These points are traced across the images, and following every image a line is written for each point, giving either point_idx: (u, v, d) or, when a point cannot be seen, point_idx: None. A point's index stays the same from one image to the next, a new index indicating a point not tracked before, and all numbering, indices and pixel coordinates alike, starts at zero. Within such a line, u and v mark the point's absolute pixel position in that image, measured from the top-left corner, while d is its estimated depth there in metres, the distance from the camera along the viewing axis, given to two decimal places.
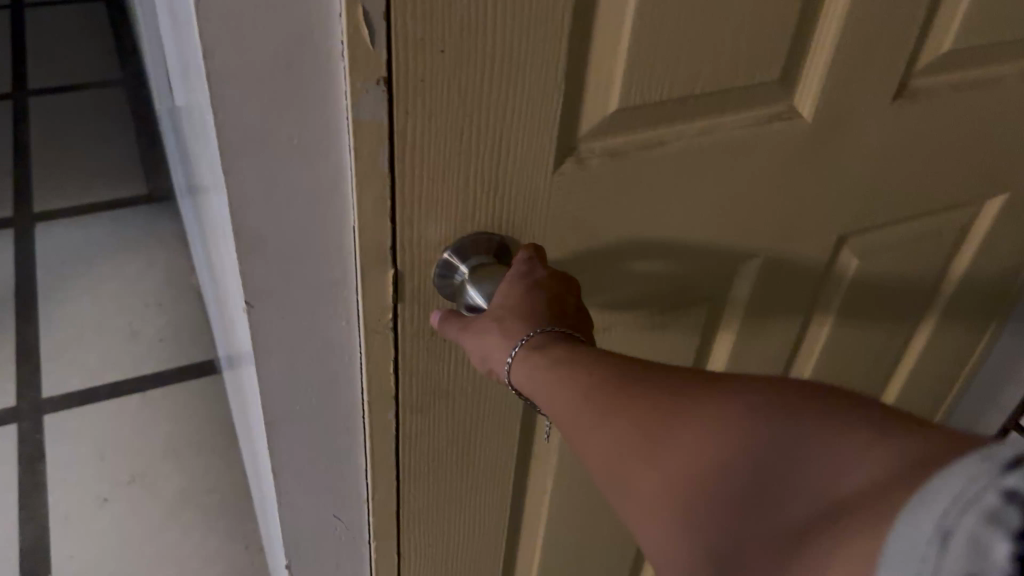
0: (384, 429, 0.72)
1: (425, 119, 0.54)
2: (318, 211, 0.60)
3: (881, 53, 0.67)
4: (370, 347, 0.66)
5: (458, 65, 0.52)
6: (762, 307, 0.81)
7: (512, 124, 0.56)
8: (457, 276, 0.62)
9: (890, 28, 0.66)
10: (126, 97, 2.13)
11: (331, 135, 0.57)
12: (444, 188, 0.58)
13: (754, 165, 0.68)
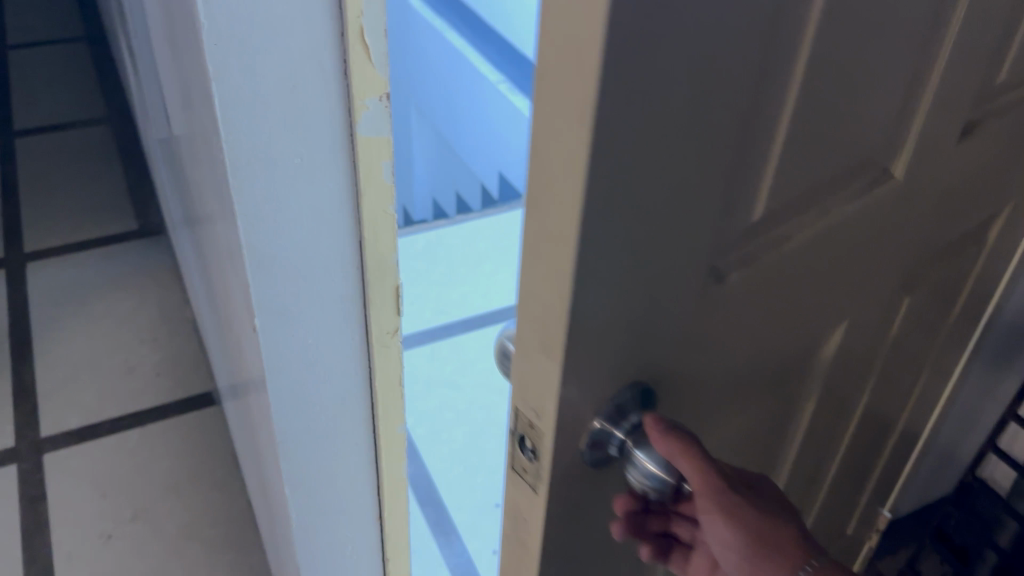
0: (391, 433, 0.70)
1: (597, 282, 0.37)
2: (328, 235, 0.56)
3: (959, 89, 0.57)
4: (376, 358, 0.64)
5: (632, 208, 0.36)
6: (836, 371, 0.71)
7: (671, 258, 0.41)
8: (616, 444, 0.44)
9: (970, 65, 0.56)
10: (114, 132, 2.11)
11: (338, 155, 0.52)
12: (601, 361, 0.41)
13: (858, 233, 0.57)
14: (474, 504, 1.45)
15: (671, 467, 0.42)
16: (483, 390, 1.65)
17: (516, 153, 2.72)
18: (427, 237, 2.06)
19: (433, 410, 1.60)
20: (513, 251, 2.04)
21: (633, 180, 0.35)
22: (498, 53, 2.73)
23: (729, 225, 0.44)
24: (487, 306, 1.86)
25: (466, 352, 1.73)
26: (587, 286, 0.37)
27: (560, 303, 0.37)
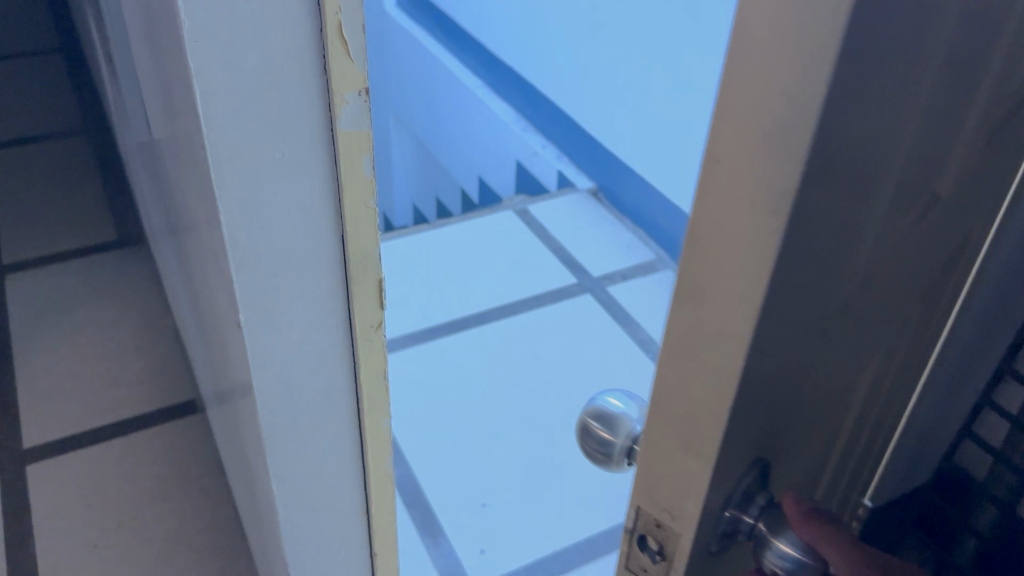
0: (375, 424, 0.70)
1: (759, 351, 0.37)
2: (309, 228, 0.56)
3: None
4: (358, 350, 0.64)
5: (795, 273, 0.36)
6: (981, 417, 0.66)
7: (824, 312, 0.39)
8: (750, 530, 0.44)
9: None
10: (92, 142, 2.10)
11: (318, 149, 0.53)
12: (755, 420, 0.41)
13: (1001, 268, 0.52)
14: (460, 504, 1.46)
15: (812, 551, 0.43)
16: (466, 392, 1.67)
17: (494, 158, 2.74)
18: (408, 241, 2.08)
19: (416, 412, 1.61)
20: (493, 254, 2.05)
21: (797, 245, 0.34)
22: (475, 60, 2.75)
23: (871, 280, 0.41)
24: (468, 309, 1.87)
25: (449, 354, 1.75)
26: (753, 352, 0.37)
27: (728, 371, 0.38)
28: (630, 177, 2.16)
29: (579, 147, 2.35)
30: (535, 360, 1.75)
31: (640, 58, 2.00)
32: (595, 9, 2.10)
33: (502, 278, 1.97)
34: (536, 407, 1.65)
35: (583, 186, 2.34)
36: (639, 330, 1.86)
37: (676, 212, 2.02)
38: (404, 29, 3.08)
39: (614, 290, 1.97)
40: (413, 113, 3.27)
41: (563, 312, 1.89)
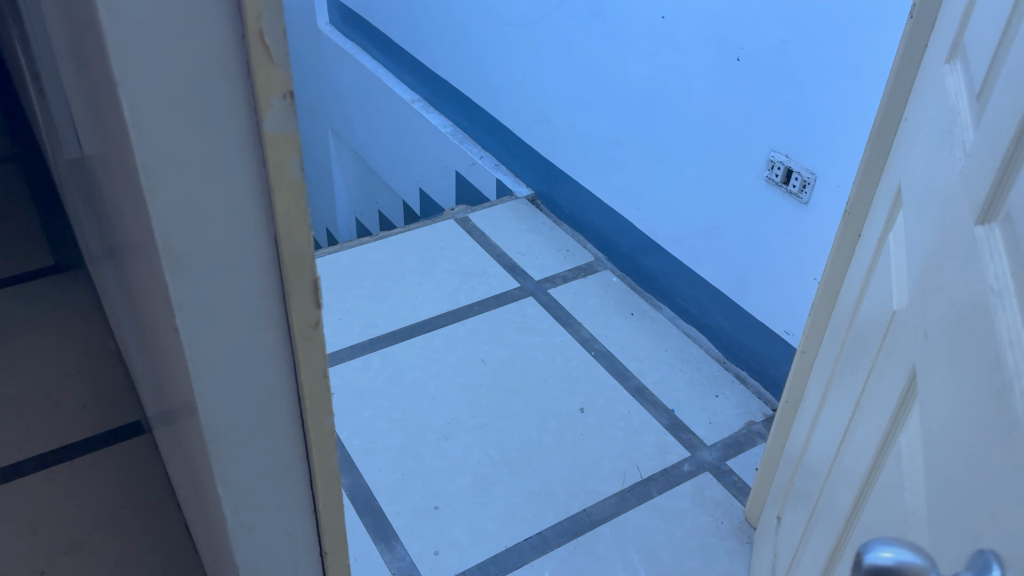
0: (321, 423, 0.70)
1: None
2: (241, 228, 0.56)
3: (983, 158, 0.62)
4: (297, 350, 0.64)
5: None
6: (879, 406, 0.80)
7: None
8: None
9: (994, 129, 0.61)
10: (21, 169, 2.07)
11: (246, 150, 0.53)
12: None
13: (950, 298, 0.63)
14: (413, 507, 1.47)
15: None
16: (415, 398, 1.68)
17: (433, 169, 2.77)
18: (351, 254, 2.09)
19: (367, 420, 1.63)
20: (436, 263, 2.08)
21: None
22: (410, 74, 2.79)
23: None
24: (414, 317, 1.89)
25: (397, 363, 1.76)
26: None
27: None
28: (566, 182, 2.21)
29: (516, 155, 2.39)
30: (481, 364, 1.78)
31: (569, 65, 2.05)
32: (523, 20, 2.15)
33: (446, 285, 2.00)
34: (483, 410, 1.67)
35: (521, 193, 2.38)
36: (582, 329, 1.90)
37: (612, 213, 2.07)
38: (338, 46, 3.10)
39: (556, 292, 2.01)
40: (351, 129, 3.28)
41: (506, 315, 1.92)
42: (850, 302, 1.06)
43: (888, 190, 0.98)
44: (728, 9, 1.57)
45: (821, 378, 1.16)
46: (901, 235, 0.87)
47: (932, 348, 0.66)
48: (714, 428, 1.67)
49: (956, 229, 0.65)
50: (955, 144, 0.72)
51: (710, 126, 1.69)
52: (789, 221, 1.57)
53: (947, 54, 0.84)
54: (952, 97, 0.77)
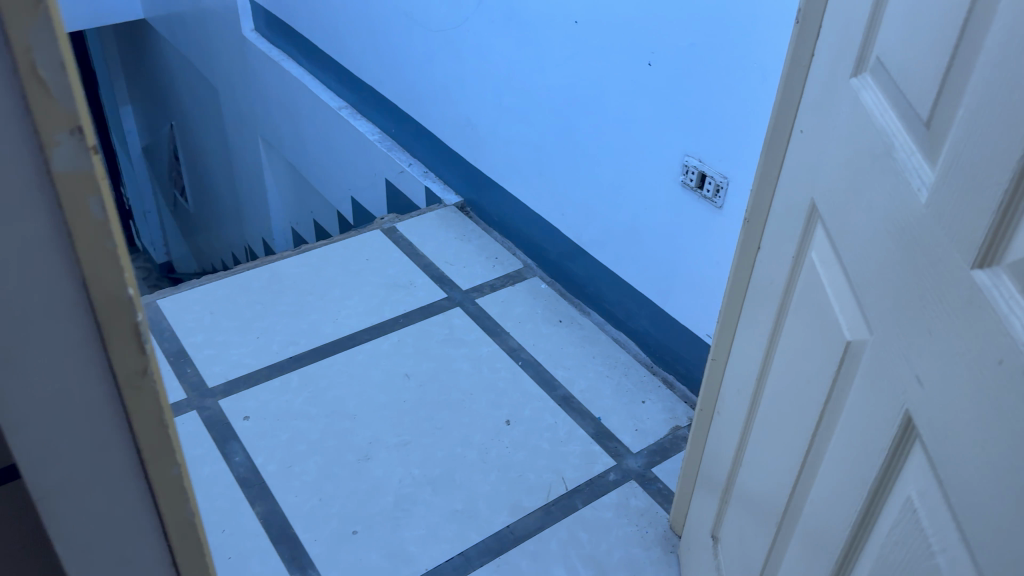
0: (186, 512, 0.58)
1: None
2: (44, 287, 0.45)
3: (967, 196, 0.58)
4: (138, 431, 0.53)
5: None
6: (855, 443, 0.75)
7: None
8: None
9: (975, 166, 0.57)
10: None
11: (34, 192, 0.42)
12: None
13: (952, 346, 0.58)
14: (331, 532, 1.43)
15: None
16: (335, 418, 1.63)
17: (364, 178, 2.71)
18: (272, 268, 2.02)
19: (285, 442, 1.58)
20: (361, 275, 2.02)
21: None
22: (337, 81, 2.73)
23: None
24: (336, 332, 1.84)
25: (317, 381, 1.71)
26: None
27: None
28: (494, 189, 2.18)
29: (444, 162, 2.35)
30: (405, 379, 1.73)
31: (490, 71, 2.01)
32: (443, 25, 2.12)
33: (371, 298, 1.95)
34: (405, 426, 1.63)
35: (449, 201, 2.34)
36: (509, 338, 1.87)
37: (539, 219, 2.04)
38: (264, 54, 3.03)
39: (483, 301, 1.97)
40: (281, 138, 3.21)
41: (432, 327, 1.88)
42: (768, 313, 1.03)
43: (795, 200, 0.95)
44: (638, 14, 1.55)
45: (741, 388, 1.14)
46: (833, 259, 0.83)
47: (931, 400, 0.61)
48: (640, 434, 1.66)
49: (940, 269, 0.61)
50: (906, 172, 0.68)
51: (630, 132, 1.68)
52: (707, 225, 1.56)
53: (851, 64, 0.82)
54: (880, 114, 0.74)
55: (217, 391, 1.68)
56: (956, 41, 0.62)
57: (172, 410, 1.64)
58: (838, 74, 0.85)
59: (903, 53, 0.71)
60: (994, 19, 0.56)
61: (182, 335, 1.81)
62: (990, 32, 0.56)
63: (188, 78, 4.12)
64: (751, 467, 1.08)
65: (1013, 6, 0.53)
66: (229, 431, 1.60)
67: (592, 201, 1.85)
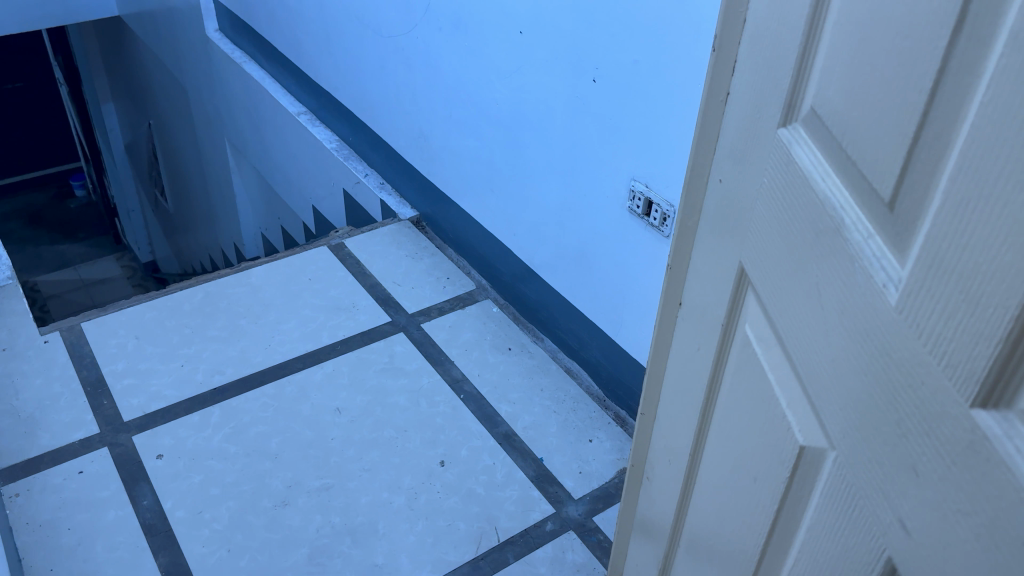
0: None
1: None
2: None
3: (956, 309, 0.45)
4: None
5: None
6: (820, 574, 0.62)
7: None
8: None
9: (965, 273, 0.44)
10: None
11: None
12: None
13: (951, 499, 0.46)
14: None
15: None
16: (254, 458, 1.52)
17: (324, 187, 2.59)
18: (207, 288, 1.91)
19: (198, 486, 1.47)
20: (301, 296, 1.90)
21: None
22: (296, 85, 2.62)
23: None
24: (266, 361, 1.72)
25: (239, 416, 1.59)
26: None
27: None
28: (450, 204, 2.06)
29: (400, 173, 2.24)
30: (335, 414, 1.61)
31: (440, 82, 1.89)
32: (393, 31, 1.99)
33: (308, 323, 1.83)
34: (330, 468, 1.51)
35: (404, 215, 2.22)
36: (452, 368, 1.74)
37: (493, 238, 1.94)
38: (227, 55, 2.91)
39: (429, 327, 1.85)
40: (246, 142, 3.10)
41: (371, 356, 1.75)
42: (694, 379, 0.91)
43: (719, 259, 0.82)
44: (582, 26, 1.43)
45: (672, 455, 1.02)
46: (772, 338, 0.70)
47: (928, 559, 0.48)
48: (584, 477, 1.53)
49: (923, 397, 0.48)
50: (861, 259, 0.55)
51: (578, 151, 1.57)
52: (654, 254, 1.47)
53: (774, 112, 0.68)
54: (823, 179, 0.61)
55: (132, 425, 1.57)
56: (922, 107, 0.48)
57: (82, 446, 1.53)
58: (756, 118, 0.72)
59: (840, 107, 0.58)
60: (979, 84, 0.43)
61: (103, 363, 1.70)
62: (974, 102, 0.43)
63: (163, 77, 4.00)
64: (693, 548, 0.95)
65: (1004, 70, 0.40)
66: (139, 471, 1.49)
67: (547, 222, 1.73)
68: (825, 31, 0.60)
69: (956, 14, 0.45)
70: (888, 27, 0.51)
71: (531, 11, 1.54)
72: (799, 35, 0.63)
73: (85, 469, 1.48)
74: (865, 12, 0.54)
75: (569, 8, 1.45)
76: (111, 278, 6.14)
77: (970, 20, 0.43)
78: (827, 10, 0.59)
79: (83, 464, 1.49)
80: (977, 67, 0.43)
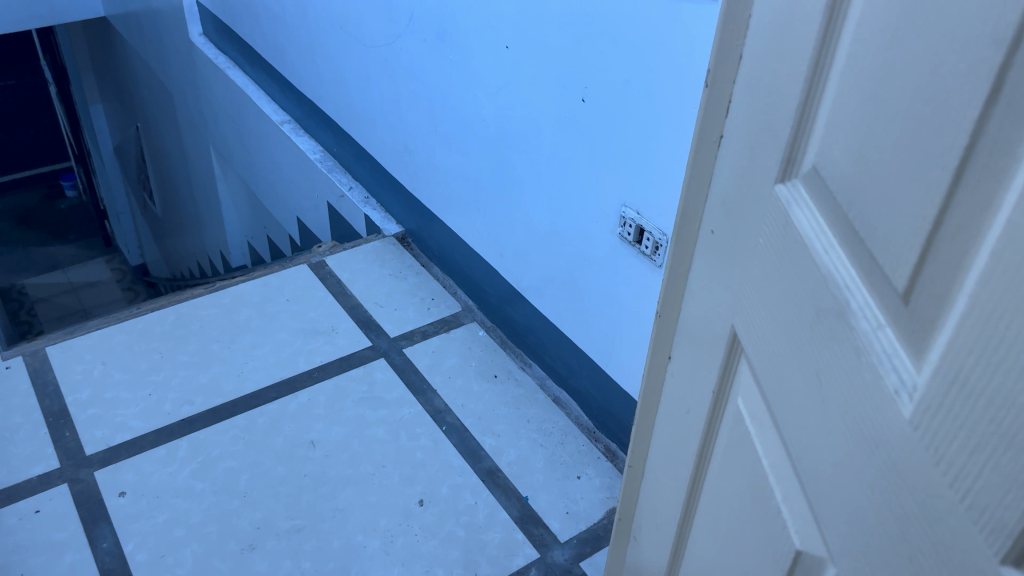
0: None
1: None
2: None
3: (985, 444, 0.37)
4: None
5: None
6: None
7: None
8: None
9: (998, 401, 0.36)
10: None
11: None
12: None
13: None
14: None
15: None
16: (222, 496, 1.44)
17: (308, 198, 2.51)
18: (179, 309, 1.82)
19: (161, 526, 1.39)
20: (277, 318, 1.82)
21: None
22: (280, 93, 2.53)
23: None
24: (239, 389, 1.64)
25: (207, 450, 1.51)
26: None
27: None
28: (436, 221, 1.98)
29: (385, 187, 2.15)
30: (310, 448, 1.53)
31: (424, 95, 1.81)
32: (376, 40, 1.91)
33: (284, 348, 1.75)
34: (301, 508, 1.43)
35: (389, 231, 2.14)
36: (435, 397, 1.66)
37: (481, 258, 1.86)
38: (211, 61, 2.83)
39: (411, 352, 1.77)
40: (231, 149, 3.02)
41: (349, 384, 1.67)
42: (681, 445, 0.82)
43: (708, 318, 0.74)
44: (570, 42, 1.36)
45: (659, 519, 0.93)
46: (767, 419, 0.62)
47: None
48: (571, 518, 1.45)
49: (943, 537, 0.40)
50: (869, 353, 0.47)
51: (566, 171, 1.49)
52: (645, 284, 1.39)
53: (772, 167, 0.60)
54: (824, 251, 0.52)
55: (95, 460, 1.49)
56: (948, 189, 0.40)
57: (40, 483, 1.44)
58: (752, 168, 0.64)
59: (847, 171, 0.50)
60: (1019, 170, 0.35)
61: (66, 391, 1.61)
62: (1012, 193, 0.35)
63: (149, 80, 3.92)
64: None
65: None
66: (100, 511, 1.41)
67: (534, 245, 1.66)
68: (833, 79, 0.52)
69: (990, 81, 0.36)
70: (905, 87, 0.43)
71: (517, 25, 1.46)
72: (804, 82, 0.55)
73: (42, 508, 1.40)
74: (880, 64, 0.46)
75: (557, 23, 1.37)
76: (100, 281, 6.03)
77: (1007, 92, 0.35)
78: (837, 59, 0.51)
79: (40, 503, 1.41)
80: (1015, 150, 0.35)
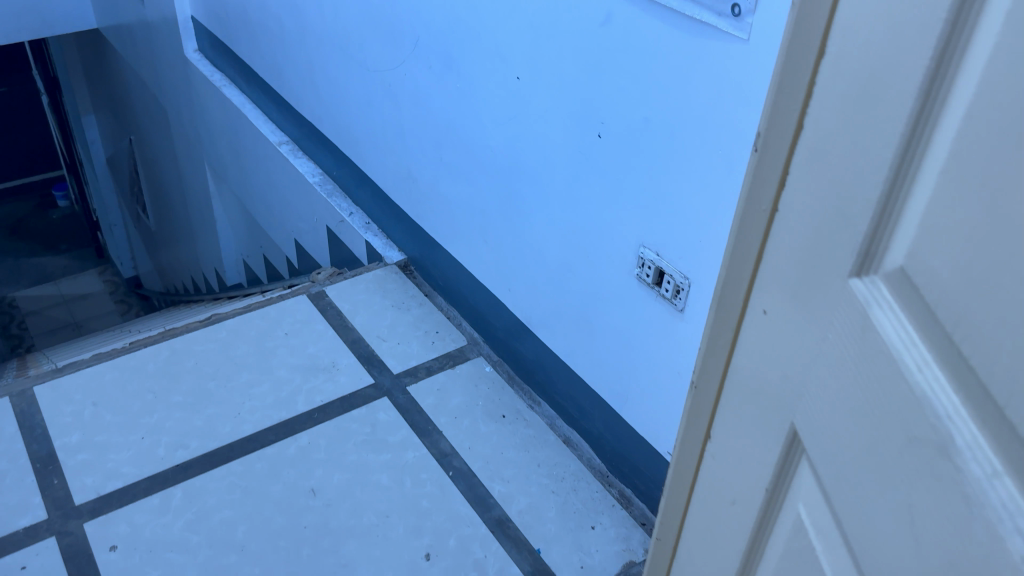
0: None
1: None
2: None
3: None
4: None
5: None
6: None
7: None
8: None
9: None
10: None
11: None
12: None
13: None
14: None
15: None
16: (218, 550, 1.36)
17: (307, 221, 2.44)
18: (173, 345, 1.75)
19: None
20: (276, 354, 1.75)
21: None
22: (278, 113, 2.46)
23: None
24: (235, 432, 1.57)
25: (203, 499, 1.44)
26: None
27: None
28: (440, 250, 1.91)
29: (387, 213, 2.09)
30: (310, 496, 1.46)
31: (429, 122, 1.75)
32: (378, 64, 1.84)
33: (282, 386, 1.68)
34: (302, 563, 1.35)
35: (391, 259, 2.07)
36: (440, 440, 1.59)
37: (487, 290, 1.79)
38: (206, 78, 2.76)
39: (415, 390, 1.70)
40: (227, 168, 2.94)
41: (350, 425, 1.60)
42: (724, 534, 0.76)
43: (755, 405, 0.68)
44: (587, 76, 1.29)
45: None
46: (837, 536, 0.56)
47: None
48: (586, 572, 1.38)
49: None
50: (983, 503, 0.40)
51: (579, 207, 1.43)
52: (664, 329, 1.32)
53: (843, 257, 0.54)
54: (916, 368, 0.46)
55: (84, 510, 1.41)
56: None
57: (26, 536, 1.37)
58: (815, 253, 0.57)
59: (950, 283, 0.44)
60: None
61: (55, 435, 1.54)
62: None
63: (143, 93, 3.85)
64: None
65: None
66: (89, 566, 1.33)
67: (544, 281, 1.59)
68: (930, 175, 0.46)
69: None
70: None
71: (530, 56, 1.40)
72: (891, 173, 0.48)
73: (28, 563, 1.33)
74: (999, 169, 0.39)
75: (572, 56, 1.31)
76: (93, 293, 5.94)
77: None
78: (938, 153, 0.45)
79: (26, 558, 1.33)
80: None
